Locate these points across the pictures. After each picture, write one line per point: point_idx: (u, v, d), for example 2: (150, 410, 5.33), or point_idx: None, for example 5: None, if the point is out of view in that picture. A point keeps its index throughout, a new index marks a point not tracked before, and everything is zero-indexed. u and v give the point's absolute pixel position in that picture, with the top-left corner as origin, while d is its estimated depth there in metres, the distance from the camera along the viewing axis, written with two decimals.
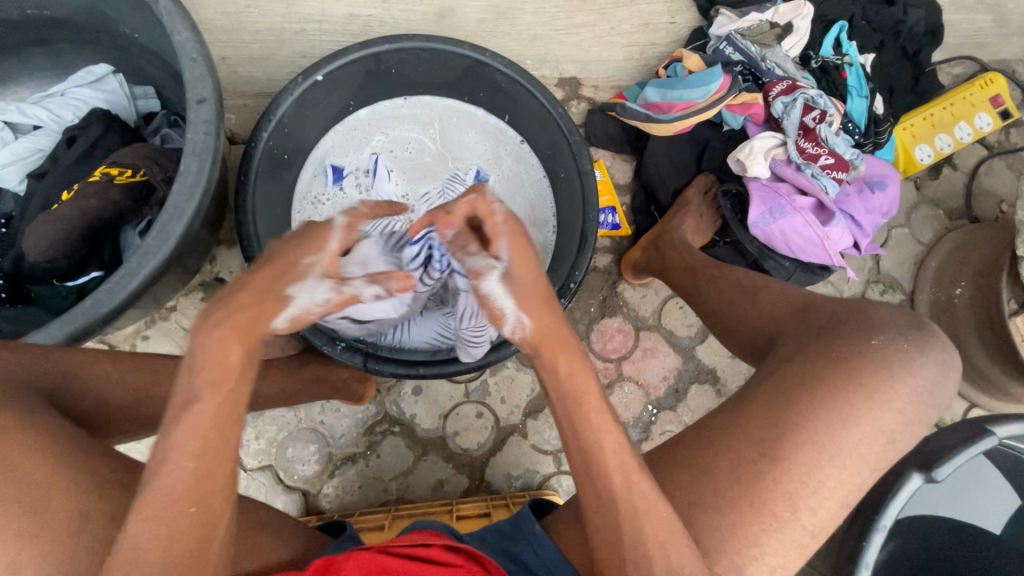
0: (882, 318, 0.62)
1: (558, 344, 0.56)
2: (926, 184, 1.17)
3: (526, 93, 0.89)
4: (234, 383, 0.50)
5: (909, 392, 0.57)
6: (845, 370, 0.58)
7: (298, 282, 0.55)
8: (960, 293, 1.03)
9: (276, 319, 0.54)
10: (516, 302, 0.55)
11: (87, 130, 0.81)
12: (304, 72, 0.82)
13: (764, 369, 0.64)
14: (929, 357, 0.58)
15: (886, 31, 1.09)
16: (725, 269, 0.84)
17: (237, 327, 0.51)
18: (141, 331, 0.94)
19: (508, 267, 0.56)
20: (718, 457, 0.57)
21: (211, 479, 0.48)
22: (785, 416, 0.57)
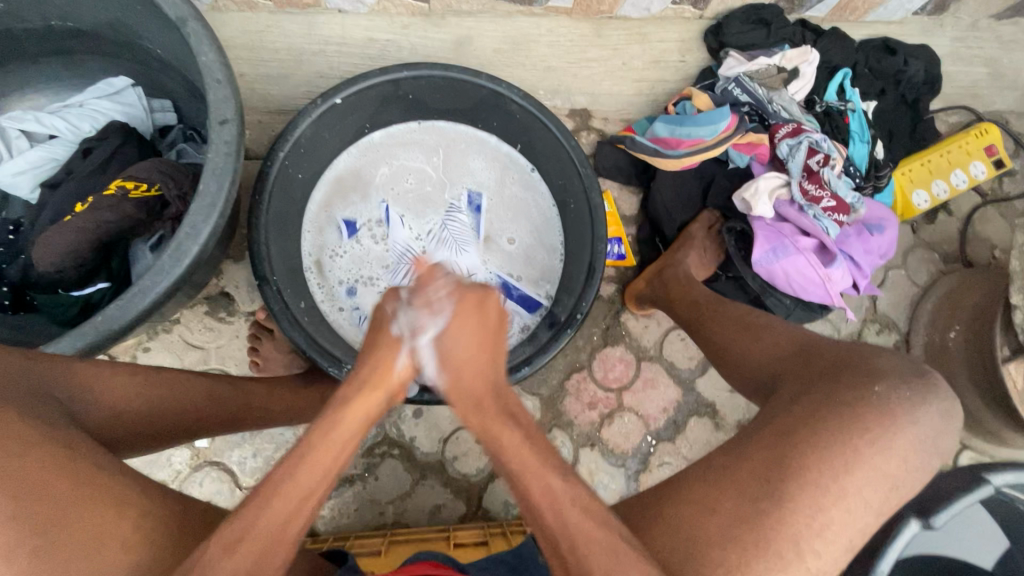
0: (884, 364, 0.63)
1: (468, 404, 0.61)
2: (923, 227, 1.20)
3: (541, 127, 0.91)
4: (347, 433, 0.56)
5: (912, 438, 0.59)
6: (848, 415, 0.59)
7: (397, 318, 0.62)
8: (954, 336, 1.06)
9: (398, 359, 0.61)
10: (439, 364, 0.61)
11: (105, 143, 0.82)
12: (324, 96, 0.83)
13: (769, 409, 0.65)
14: (931, 405, 0.60)
15: (887, 79, 1.14)
16: (728, 305, 0.85)
17: (375, 378, 0.60)
18: (142, 343, 0.93)
19: (443, 329, 0.61)
20: (722, 495, 0.58)
21: (287, 535, 0.51)
22: (789, 456, 0.58)
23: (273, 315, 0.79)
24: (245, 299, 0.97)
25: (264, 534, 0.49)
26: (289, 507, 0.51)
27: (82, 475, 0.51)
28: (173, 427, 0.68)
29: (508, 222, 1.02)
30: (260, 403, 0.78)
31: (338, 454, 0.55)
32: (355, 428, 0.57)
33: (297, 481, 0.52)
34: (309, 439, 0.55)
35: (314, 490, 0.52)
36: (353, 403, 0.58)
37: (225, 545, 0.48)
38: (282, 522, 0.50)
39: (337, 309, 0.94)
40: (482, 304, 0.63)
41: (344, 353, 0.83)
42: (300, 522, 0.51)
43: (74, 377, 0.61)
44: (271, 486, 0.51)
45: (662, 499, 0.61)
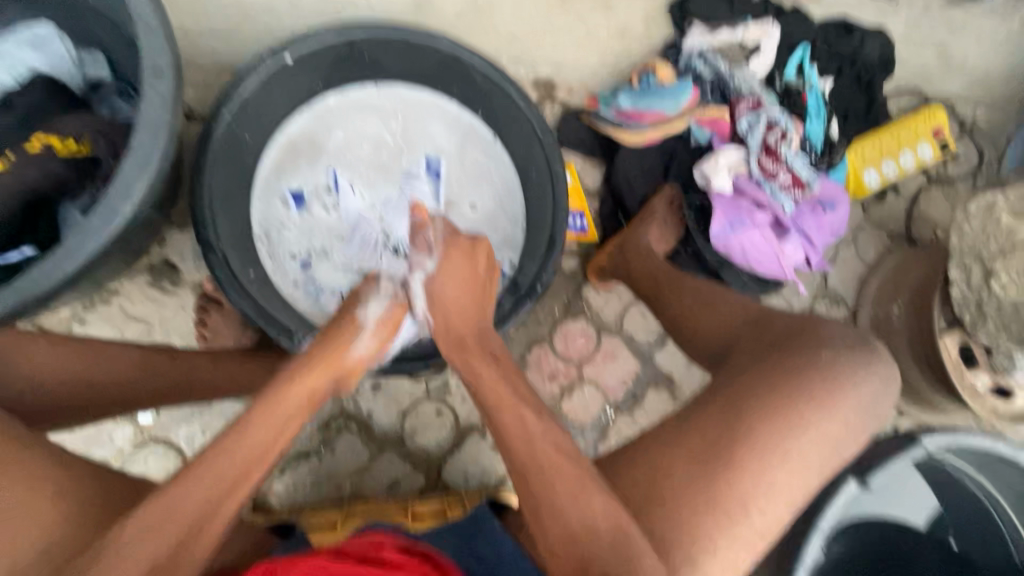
0: (832, 331, 0.66)
1: (454, 341, 0.64)
2: (872, 206, 1.24)
3: (504, 94, 0.89)
4: (290, 412, 0.54)
5: (855, 402, 0.61)
6: (794, 381, 0.61)
7: (365, 306, 0.64)
8: (897, 310, 1.11)
9: (355, 344, 0.61)
10: (428, 301, 0.64)
11: (26, 95, 0.75)
12: (272, 52, 0.79)
13: (722, 376, 0.66)
14: (873, 370, 0.63)
15: (844, 59, 1.16)
16: (686, 278, 0.86)
17: (327, 356, 0.59)
18: (78, 315, 0.88)
19: (435, 270, 0.64)
20: (675, 458, 0.59)
21: (221, 512, 0.48)
22: (741, 423, 0.59)
23: (219, 283, 0.75)
24: (190, 268, 0.92)
25: (194, 509, 0.47)
26: (222, 482, 0.48)
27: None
28: (103, 397, 0.65)
29: (468, 191, 1.00)
30: (201, 375, 0.73)
31: (279, 433, 0.53)
32: (297, 410, 0.55)
33: (234, 458, 0.50)
34: (246, 417, 0.52)
35: (253, 469, 0.50)
36: (299, 380, 0.56)
37: (145, 526, 0.45)
38: (215, 500, 0.48)
39: (289, 280, 0.91)
40: (471, 252, 0.65)
41: (296, 323, 0.79)
42: (236, 502, 0.49)
43: None
44: (207, 462, 0.49)
45: (618, 464, 0.62)
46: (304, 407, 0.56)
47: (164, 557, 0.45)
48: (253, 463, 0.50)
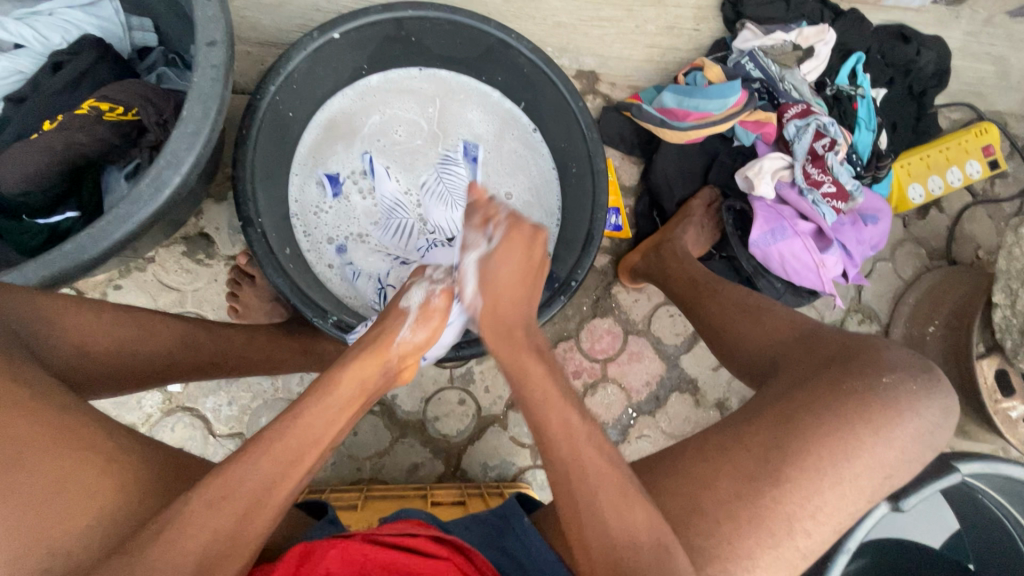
0: (894, 356, 0.63)
1: (501, 330, 0.62)
2: (913, 222, 1.21)
3: (549, 84, 0.87)
4: (342, 397, 0.54)
5: (913, 431, 0.59)
6: (851, 404, 0.59)
7: (410, 290, 0.65)
8: (934, 330, 1.08)
9: (401, 331, 0.61)
10: (480, 284, 0.62)
11: (77, 57, 0.75)
12: (321, 29, 0.78)
13: (769, 395, 0.65)
14: (935, 401, 0.61)
15: (897, 68, 1.12)
16: (728, 286, 0.85)
17: (376, 344, 0.59)
18: (113, 280, 0.88)
19: (493, 249, 0.61)
20: (721, 472, 0.58)
21: (277, 494, 0.48)
22: (790, 442, 0.58)
23: (257, 260, 0.74)
24: (225, 242, 0.92)
25: (253, 490, 0.47)
26: (280, 465, 0.48)
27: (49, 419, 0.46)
28: (141, 370, 0.65)
29: (503, 181, 0.99)
30: (238, 352, 0.75)
31: (330, 426, 0.52)
32: (351, 400, 0.55)
33: (288, 444, 0.49)
34: (301, 404, 0.52)
35: (306, 458, 0.50)
36: (351, 368, 0.56)
37: (209, 501, 0.45)
38: (267, 486, 0.47)
39: (325, 264, 0.90)
40: (531, 241, 0.62)
41: (330, 304, 0.79)
42: (286, 489, 0.48)
43: (43, 311, 0.57)
44: (264, 446, 0.49)
45: (654, 473, 0.62)
46: (356, 393, 0.56)
47: (216, 543, 0.44)
48: (307, 450, 0.50)
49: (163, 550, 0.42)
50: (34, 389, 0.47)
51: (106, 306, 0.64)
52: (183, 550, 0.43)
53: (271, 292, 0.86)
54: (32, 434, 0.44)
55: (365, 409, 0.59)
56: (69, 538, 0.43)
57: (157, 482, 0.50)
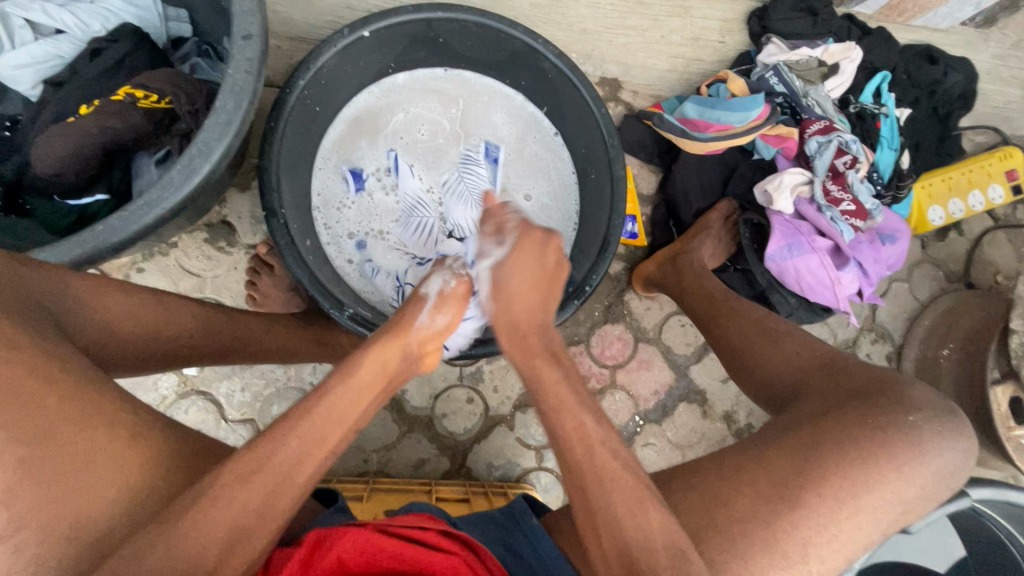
0: (920, 396, 0.63)
1: (514, 334, 0.63)
2: (932, 243, 1.20)
3: (572, 89, 0.88)
4: (367, 380, 0.56)
5: (935, 470, 0.60)
6: (877, 437, 0.59)
7: (428, 280, 0.66)
8: (947, 354, 1.08)
9: (420, 317, 0.63)
10: (494, 290, 0.63)
11: (115, 45, 0.77)
12: (352, 26, 0.79)
13: (790, 419, 0.65)
14: (958, 442, 0.61)
15: (923, 89, 1.11)
16: (746, 304, 0.85)
17: (397, 328, 0.61)
18: (137, 263, 0.90)
19: (502, 258, 0.62)
20: (738, 492, 0.59)
21: (299, 475, 0.49)
22: (811, 468, 0.58)
23: (278, 250, 0.76)
24: (247, 231, 0.94)
25: (276, 471, 0.48)
26: (304, 445, 0.50)
27: (80, 392, 0.47)
28: (163, 352, 0.67)
29: (522, 183, 0.99)
30: (258, 338, 0.77)
31: (352, 406, 0.54)
32: (372, 383, 0.57)
33: (313, 424, 0.51)
34: (327, 387, 0.54)
35: (329, 437, 0.52)
36: (373, 351, 0.58)
37: (228, 482, 0.46)
38: (293, 462, 0.49)
39: (344, 259, 0.91)
40: (543, 245, 0.63)
41: (347, 297, 0.81)
42: (311, 467, 0.50)
43: (75, 291, 0.59)
44: (288, 424, 0.50)
45: (665, 486, 0.62)
46: (379, 378, 0.58)
47: (243, 518, 0.45)
48: (328, 434, 0.51)
49: (193, 527, 0.43)
50: (63, 364, 0.48)
51: (133, 287, 0.66)
52: (200, 536, 0.43)
53: (289, 282, 0.87)
54: (59, 407, 0.45)
55: (389, 391, 0.61)
56: (96, 511, 0.44)
57: (180, 458, 0.51)
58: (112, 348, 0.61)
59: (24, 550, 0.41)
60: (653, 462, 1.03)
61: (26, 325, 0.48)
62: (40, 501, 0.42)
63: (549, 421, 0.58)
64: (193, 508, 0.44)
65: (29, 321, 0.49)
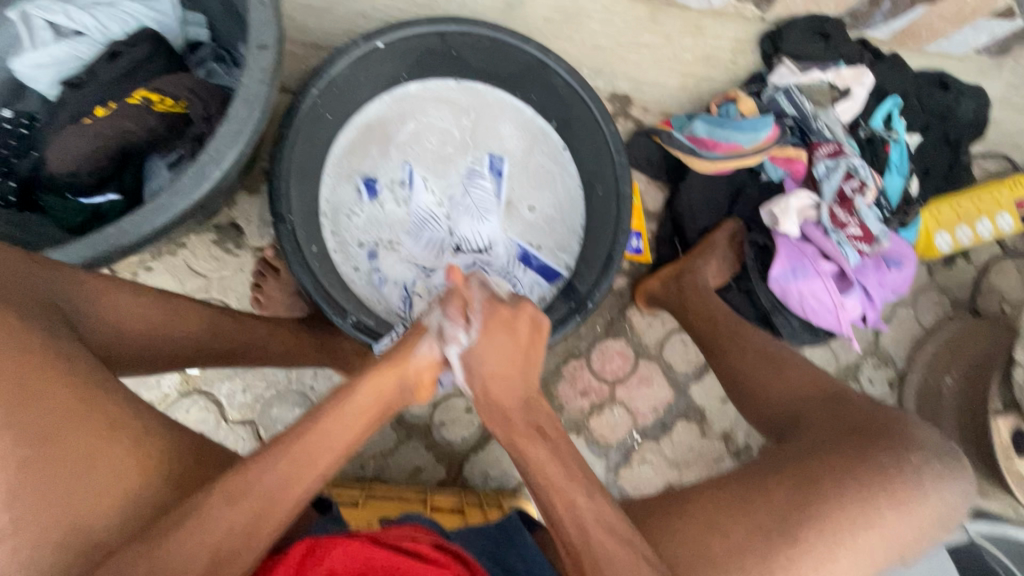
0: (921, 434, 0.63)
1: (496, 415, 0.62)
2: (938, 269, 1.19)
3: (582, 106, 0.89)
4: (362, 406, 0.55)
5: (933, 511, 0.59)
6: (876, 475, 0.59)
7: (428, 311, 0.64)
8: (949, 383, 1.08)
9: (422, 348, 0.61)
10: (467, 373, 0.62)
11: (133, 49, 0.78)
12: (366, 37, 0.81)
13: (790, 449, 0.65)
14: (957, 484, 0.61)
15: (933, 115, 1.11)
16: (749, 330, 0.85)
17: (395, 358, 0.60)
18: (145, 262, 0.91)
19: (472, 344, 0.61)
20: (733, 521, 0.59)
21: (283, 502, 0.48)
22: (813, 502, 0.58)
23: (284, 255, 0.77)
24: (255, 234, 0.95)
25: (264, 496, 0.47)
26: (296, 468, 0.49)
27: (85, 393, 0.48)
28: (169, 352, 0.68)
29: (529, 196, 0.99)
30: (261, 343, 0.77)
31: (347, 429, 0.53)
32: (366, 411, 0.56)
33: (303, 449, 0.51)
34: (321, 412, 0.53)
35: (320, 461, 0.51)
36: (370, 381, 0.57)
37: (228, 495, 0.47)
38: (285, 483, 0.49)
39: (352, 267, 0.91)
40: (514, 319, 0.63)
41: (350, 304, 0.82)
42: (302, 488, 0.49)
43: (86, 289, 0.60)
44: (283, 448, 0.50)
45: (661, 511, 0.63)
46: (376, 403, 0.57)
47: (232, 536, 0.46)
48: (319, 461, 0.51)
49: (183, 542, 0.44)
50: (70, 365, 0.49)
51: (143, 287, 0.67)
52: (196, 546, 0.44)
53: (294, 287, 0.88)
54: (65, 411, 0.46)
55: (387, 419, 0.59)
56: (95, 515, 0.45)
57: (182, 466, 0.52)
58: (121, 348, 0.62)
59: (18, 554, 0.41)
60: (649, 480, 1.03)
61: (32, 324, 0.49)
62: (39, 504, 0.43)
63: (547, 442, 0.59)
64: (190, 515, 0.45)
65: (38, 321, 0.50)
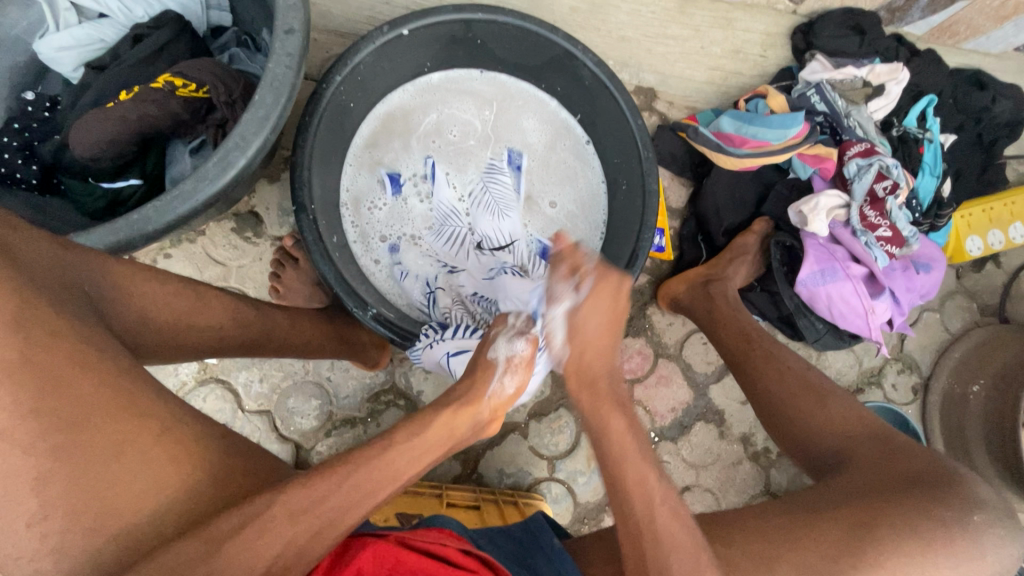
0: (983, 493, 0.62)
1: (585, 381, 0.60)
2: (967, 274, 1.16)
3: (608, 98, 0.87)
4: (436, 439, 0.55)
5: (990, 572, 0.59)
6: (936, 531, 0.58)
7: (495, 344, 0.65)
8: (976, 390, 1.03)
9: (491, 384, 0.61)
10: (569, 334, 0.60)
11: (156, 32, 0.77)
12: (391, 24, 0.79)
13: (839, 489, 0.64)
14: (1014, 547, 0.60)
15: (969, 115, 1.08)
16: (789, 356, 0.84)
17: (468, 396, 0.59)
18: (165, 249, 0.91)
19: (580, 304, 0.59)
20: (782, 557, 0.58)
21: (345, 520, 0.47)
22: (867, 546, 0.57)
23: (305, 245, 0.76)
24: (274, 222, 0.94)
25: (326, 515, 0.46)
26: (356, 493, 0.48)
27: (112, 381, 0.47)
28: (191, 344, 0.67)
29: (552, 192, 0.98)
30: (284, 333, 0.77)
31: (414, 462, 0.52)
32: (438, 448, 0.56)
33: (369, 475, 0.49)
34: (392, 440, 0.52)
35: (384, 489, 0.49)
36: (443, 418, 0.56)
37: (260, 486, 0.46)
38: (344, 508, 0.47)
39: (372, 259, 0.91)
40: (618, 292, 0.59)
41: (371, 295, 0.80)
42: (357, 513, 0.48)
43: (113, 276, 0.59)
44: (345, 471, 0.48)
45: (706, 538, 0.62)
46: (446, 437, 0.56)
47: (292, 550, 0.45)
48: (383, 488, 0.49)
49: (242, 551, 0.43)
50: (98, 351, 0.48)
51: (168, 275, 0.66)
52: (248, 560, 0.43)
53: (313, 277, 0.87)
54: (90, 397, 0.45)
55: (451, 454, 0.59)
56: (129, 501, 0.44)
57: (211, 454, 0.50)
58: (148, 338, 0.62)
59: (51, 537, 0.42)
60: (666, 481, 1.02)
61: (56, 307, 0.48)
62: (71, 488, 0.43)
63: None
64: (255, 521, 0.44)
65: (64, 307, 0.49)
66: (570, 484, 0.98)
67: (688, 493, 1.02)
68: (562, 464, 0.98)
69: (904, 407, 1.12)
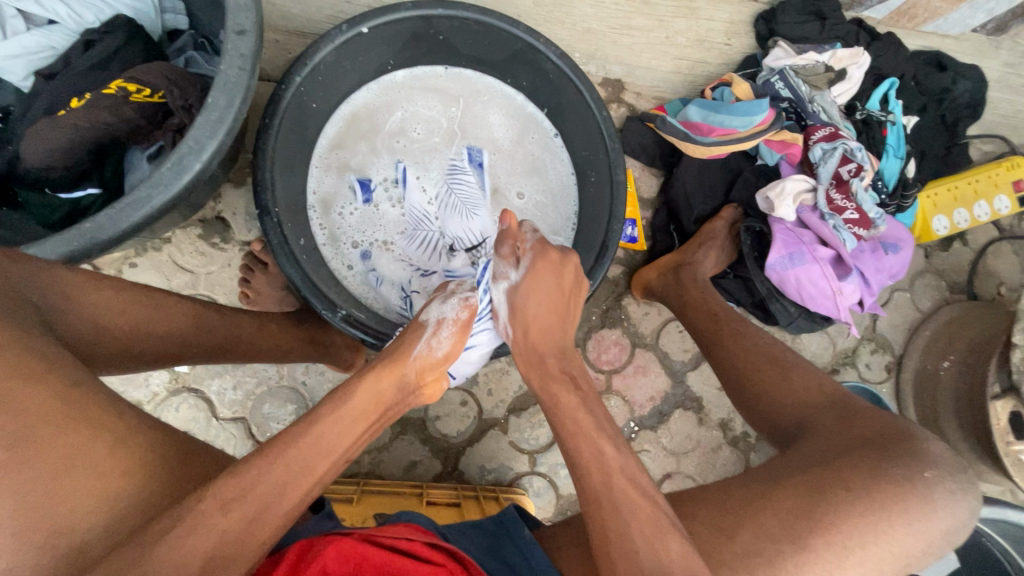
0: (936, 451, 0.63)
1: (531, 358, 0.66)
2: (936, 253, 1.19)
3: (573, 90, 0.87)
4: (358, 409, 0.57)
5: (944, 529, 0.60)
6: (890, 490, 0.59)
7: (428, 307, 0.67)
8: (947, 366, 1.05)
9: (419, 344, 0.64)
10: (511, 313, 0.67)
11: (107, 38, 0.76)
12: (350, 22, 0.78)
13: (795, 458, 0.65)
14: (968, 499, 0.61)
15: (931, 96, 1.09)
16: (750, 328, 0.86)
17: (393, 358, 0.62)
18: (130, 258, 0.89)
19: (518, 283, 0.66)
20: (742, 527, 0.59)
21: (287, 500, 0.49)
22: (821, 512, 0.58)
23: (270, 247, 0.75)
24: (241, 227, 0.93)
25: (254, 506, 0.47)
26: (290, 473, 0.50)
27: (64, 392, 0.46)
28: (152, 352, 0.66)
29: (524, 188, 0.97)
30: (249, 337, 0.76)
31: (342, 434, 0.54)
32: (364, 414, 0.58)
33: (299, 454, 0.51)
34: (316, 417, 0.55)
35: (316, 467, 0.52)
36: (367, 380, 0.59)
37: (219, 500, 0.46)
38: (281, 488, 0.49)
39: (345, 264, 0.90)
40: (561, 266, 0.66)
41: (340, 297, 0.80)
42: (298, 494, 0.50)
43: (65, 286, 0.58)
44: (279, 452, 0.51)
45: None
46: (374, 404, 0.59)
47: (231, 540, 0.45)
48: (315, 466, 0.51)
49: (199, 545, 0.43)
50: (50, 362, 0.47)
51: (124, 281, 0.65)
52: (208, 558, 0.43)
53: (283, 281, 0.87)
54: (44, 410, 0.44)
55: (384, 422, 0.61)
56: (82, 517, 0.44)
57: (166, 466, 0.50)
58: (107, 348, 0.61)
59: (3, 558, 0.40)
60: (647, 469, 1.03)
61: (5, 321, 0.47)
62: (23, 504, 0.42)
63: None
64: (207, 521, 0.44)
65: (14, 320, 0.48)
66: (552, 477, 0.98)
67: (669, 480, 1.03)
68: (543, 458, 0.98)
69: (878, 386, 1.14)
